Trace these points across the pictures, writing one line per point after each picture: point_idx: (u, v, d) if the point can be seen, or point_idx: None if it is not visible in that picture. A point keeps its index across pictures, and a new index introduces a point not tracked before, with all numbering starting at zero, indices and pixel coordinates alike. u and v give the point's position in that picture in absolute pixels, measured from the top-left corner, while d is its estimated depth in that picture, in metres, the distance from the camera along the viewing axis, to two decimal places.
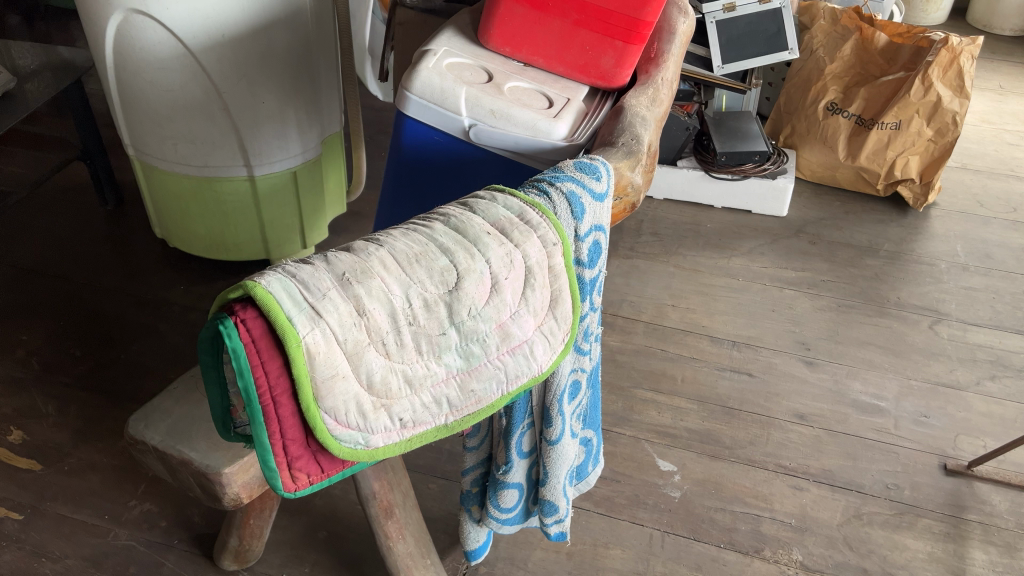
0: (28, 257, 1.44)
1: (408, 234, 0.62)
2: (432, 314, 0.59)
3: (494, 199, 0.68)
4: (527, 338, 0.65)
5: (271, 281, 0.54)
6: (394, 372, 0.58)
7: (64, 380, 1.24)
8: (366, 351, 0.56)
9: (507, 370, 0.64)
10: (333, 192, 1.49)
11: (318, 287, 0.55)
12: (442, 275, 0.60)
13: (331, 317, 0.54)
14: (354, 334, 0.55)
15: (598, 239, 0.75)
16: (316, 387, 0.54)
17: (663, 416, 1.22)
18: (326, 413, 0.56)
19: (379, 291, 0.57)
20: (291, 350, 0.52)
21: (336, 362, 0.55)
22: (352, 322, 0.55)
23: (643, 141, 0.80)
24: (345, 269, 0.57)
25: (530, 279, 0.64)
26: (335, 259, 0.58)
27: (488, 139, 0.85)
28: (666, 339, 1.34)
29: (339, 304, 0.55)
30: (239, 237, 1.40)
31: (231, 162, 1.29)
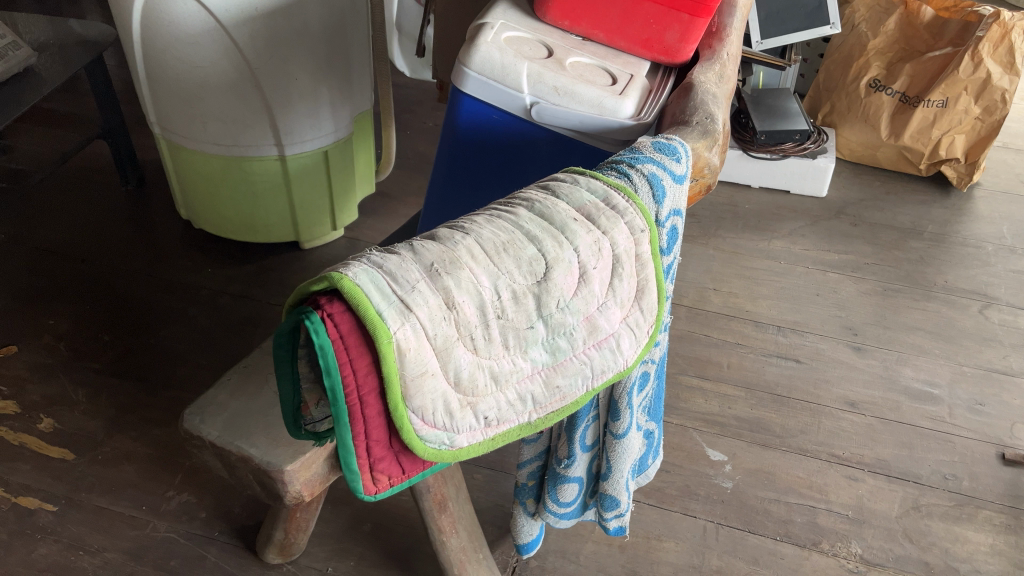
0: (51, 239, 1.40)
1: (493, 221, 0.58)
2: (521, 307, 0.55)
3: (577, 181, 0.63)
4: (613, 334, 0.61)
5: (358, 274, 0.50)
6: (481, 369, 0.55)
7: (94, 367, 1.21)
8: (454, 348, 0.53)
9: (595, 366, 0.60)
10: (363, 172, 1.44)
11: (407, 279, 0.51)
12: (531, 265, 0.56)
13: (420, 313, 0.51)
14: (442, 330, 0.52)
15: (674, 224, 0.72)
16: (406, 386, 0.51)
17: (711, 403, 1.18)
18: (414, 412, 0.53)
19: (469, 283, 0.53)
20: (381, 349, 0.49)
21: (425, 359, 0.51)
22: (441, 317, 0.52)
23: (717, 119, 0.76)
24: (433, 259, 0.53)
25: (617, 270, 0.60)
26: (421, 248, 0.53)
27: (552, 118, 0.81)
28: (709, 325, 1.30)
29: (428, 296, 0.51)
30: (268, 219, 1.35)
31: (261, 142, 1.25)
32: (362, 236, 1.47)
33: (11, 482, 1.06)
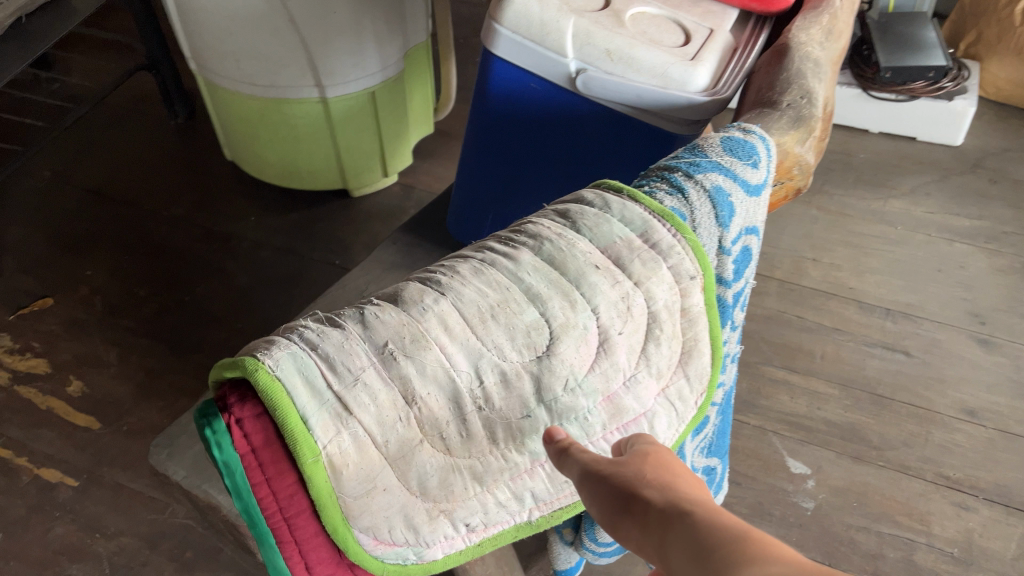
0: (95, 178, 1.33)
1: (482, 272, 0.43)
2: (512, 393, 0.41)
3: (608, 206, 0.48)
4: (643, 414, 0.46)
5: (282, 363, 0.37)
6: (457, 471, 0.42)
7: (127, 324, 1.14)
8: (417, 453, 0.40)
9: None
10: (418, 111, 1.30)
11: (349, 367, 0.38)
12: (529, 335, 0.42)
13: (363, 417, 0.38)
14: (397, 433, 0.39)
15: (748, 244, 0.55)
16: (347, 503, 0.39)
17: (798, 403, 1.02)
18: (364, 531, 0.40)
19: (436, 367, 0.39)
20: (306, 468, 0.36)
21: (374, 471, 0.39)
22: (395, 417, 0.39)
23: (818, 100, 0.58)
24: (388, 338, 0.39)
25: (651, 331, 0.45)
26: (375, 317, 0.40)
27: (601, 90, 0.64)
28: (803, 304, 1.12)
29: (377, 391, 0.38)
30: (313, 164, 1.24)
31: (300, 83, 1.10)
32: (418, 182, 1.35)
33: (35, 451, 1.01)
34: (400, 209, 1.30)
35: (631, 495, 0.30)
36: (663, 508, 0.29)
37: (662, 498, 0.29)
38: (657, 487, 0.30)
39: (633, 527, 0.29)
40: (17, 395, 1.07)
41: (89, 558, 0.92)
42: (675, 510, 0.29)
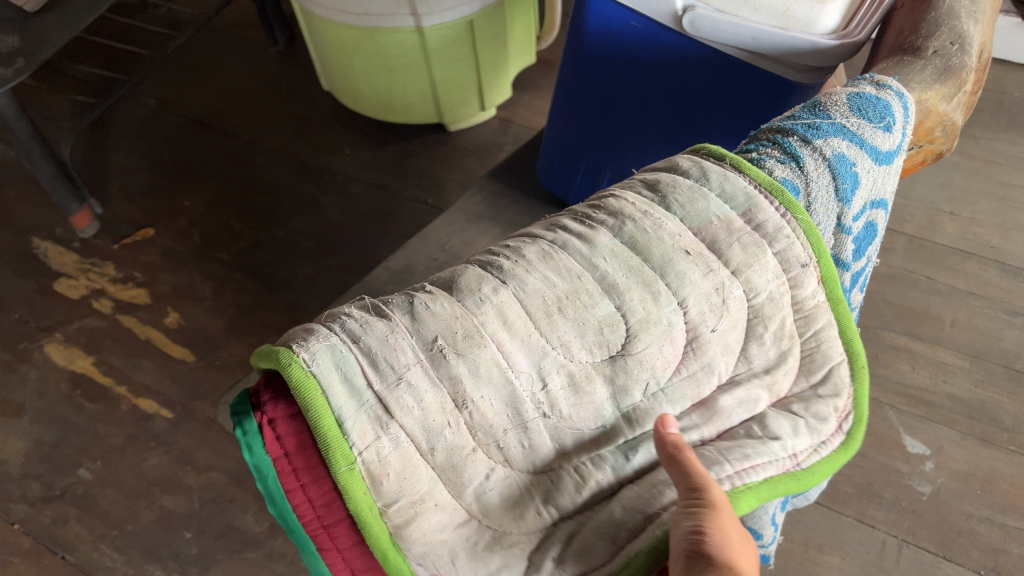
0: (197, 107, 1.33)
1: (550, 259, 0.39)
2: (583, 400, 0.37)
3: (706, 178, 0.43)
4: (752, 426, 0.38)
5: (318, 357, 0.33)
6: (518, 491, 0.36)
7: (222, 258, 1.15)
8: (474, 463, 0.35)
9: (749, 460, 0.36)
10: (519, 40, 1.22)
11: (393, 365, 0.34)
12: (602, 333, 0.37)
13: (410, 418, 0.34)
14: (447, 440, 0.34)
15: (873, 220, 0.48)
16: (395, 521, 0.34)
17: (921, 374, 0.92)
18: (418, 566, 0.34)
19: (491, 366, 0.35)
20: (340, 472, 0.32)
21: (421, 483, 0.34)
22: (445, 420, 0.34)
23: (972, 46, 0.49)
24: (437, 334, 0.35)
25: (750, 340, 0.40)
26: (427, 306, 0.36)
27: (710, 33, 0.56)
28: (934, 263, 1.01)
29: (423, 393, 0.34)
30: (408, 98, 1.19)
31: (395, 11, 1.03)
32: (516, 116, 1.28)
33: (134, 380, 1.04)
34: (497, 145, 1.25)
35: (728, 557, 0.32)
36: None
37: None
38: None
39: None
40: (119, 324, 1.10)
41: (180, 490, 0.95)
42: None
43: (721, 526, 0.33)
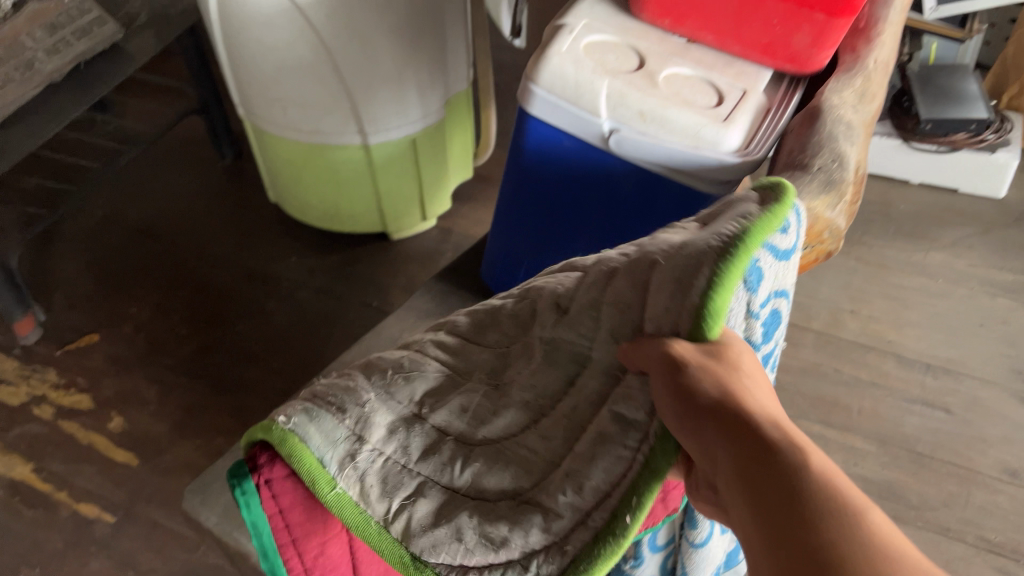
0: (145, 217, 1.37)
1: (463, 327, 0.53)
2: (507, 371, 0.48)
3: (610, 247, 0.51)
4: (656, 266, 0.40)
5: (293, 415, 0.45)
6: (487, 455, 0.44)
7: (167, 363, 1.17)
8: (438, 451, 0.45)
9: (688, 284, 0.38)
10: (458, 157, 1.32)
11: (358, 404, 0.46)
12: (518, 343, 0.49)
13: (377, 434, 0.46)
14: (406, 441, 0.46)
15: (777, 307, 0.56)
16: (391, 516, 0.44)
17: (834, 458, 1.00)
18: (427, 551, 0.43)
19: (425, 384, 0.49)
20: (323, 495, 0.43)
21: (404, 484, 0.44)
22: (400, 426, 0.46)
23: (849, 164, 0.59)
24: (386, 381, 0.48)
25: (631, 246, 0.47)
26: (364, 372, 0.50)
27: (633, 150, 0.65)
28: (841, 357, 1.11)
29: (384, 417, 0.46)
30: (353, 209, 1.26)
31: (343, 129, 1.12)
32: (455, 226, 1.36)
33: (76, 485, 1.04)
34: (437, 253, 1.32)
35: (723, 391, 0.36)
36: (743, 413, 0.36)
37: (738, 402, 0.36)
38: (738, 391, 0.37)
39: (710, 421, 0.36)
40: (60, 429, 1.10)
41: None
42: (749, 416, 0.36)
43: (707, 366, 0.37)
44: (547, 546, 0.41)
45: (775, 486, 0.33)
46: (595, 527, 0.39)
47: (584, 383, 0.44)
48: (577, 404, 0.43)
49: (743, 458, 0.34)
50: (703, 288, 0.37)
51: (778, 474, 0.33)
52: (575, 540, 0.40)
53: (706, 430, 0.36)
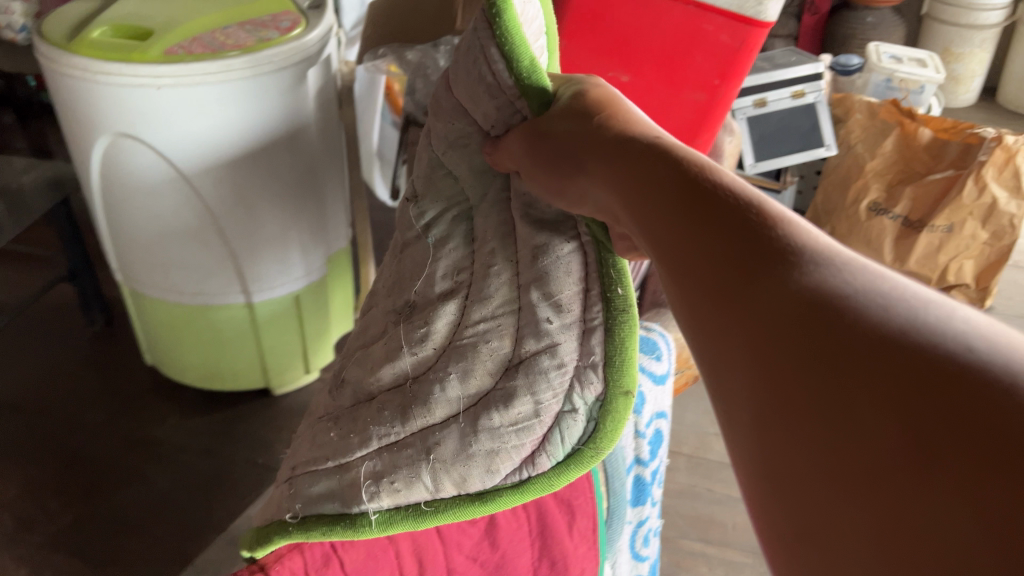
0: (9, 388, 1.32)
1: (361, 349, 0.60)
2: (423, 296, 0.56)
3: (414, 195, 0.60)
4: (454, 86, 0.56)
5: (296, 504, 0.52)
6: (461, 369, 0.50)
7: (38, 539, 1.11)
8: (421, 392, 0.51)
9: (490, 74, 0.52)
10: (339, 311, 1.36)
11: (339, 467, 0.52)
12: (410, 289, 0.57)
13: (360, 438, 0.52)
14: (393, 432, 0.51)
15: (659, 426, 0.66)
16: (431, 486, 0.49)
17: (717, 573, 1.07)
18: (496, 477, 0.49)
19: (369, 365, 0.56)
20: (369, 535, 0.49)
21: (416, 440, 0.50)
22: (380, 406, 0.53)
23: None
24: (332, 443, 0.54)
25: (427, 123, 0.60)
26: (312, 436, 0.57)
27: None
28: (711, 477, 1.20)
29: (358, 450, 0.52)
30: (235, 367, 1.26)
31: (227, 290, 1.15)
32: None
33: None
34: None
35: (569, 138, 0.48)
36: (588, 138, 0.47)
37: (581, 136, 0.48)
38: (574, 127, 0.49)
39: (576, 160, 0.47)
40: None
41: None
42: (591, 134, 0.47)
43: (549, 130, 0.49)
44: (581, 373, 0.48)
45: (637, 152, 0.44)
46: (597, 320, 0.48)
47: (490, 248, 0.53)
48: (503, 271, 0.52)
49: (616, 169, 0.44)
50: (506, 69, 0.51)
51: (675, 182, 0.40)
52: (594, 345, 0.48)
53: (579, 166, 0.47)
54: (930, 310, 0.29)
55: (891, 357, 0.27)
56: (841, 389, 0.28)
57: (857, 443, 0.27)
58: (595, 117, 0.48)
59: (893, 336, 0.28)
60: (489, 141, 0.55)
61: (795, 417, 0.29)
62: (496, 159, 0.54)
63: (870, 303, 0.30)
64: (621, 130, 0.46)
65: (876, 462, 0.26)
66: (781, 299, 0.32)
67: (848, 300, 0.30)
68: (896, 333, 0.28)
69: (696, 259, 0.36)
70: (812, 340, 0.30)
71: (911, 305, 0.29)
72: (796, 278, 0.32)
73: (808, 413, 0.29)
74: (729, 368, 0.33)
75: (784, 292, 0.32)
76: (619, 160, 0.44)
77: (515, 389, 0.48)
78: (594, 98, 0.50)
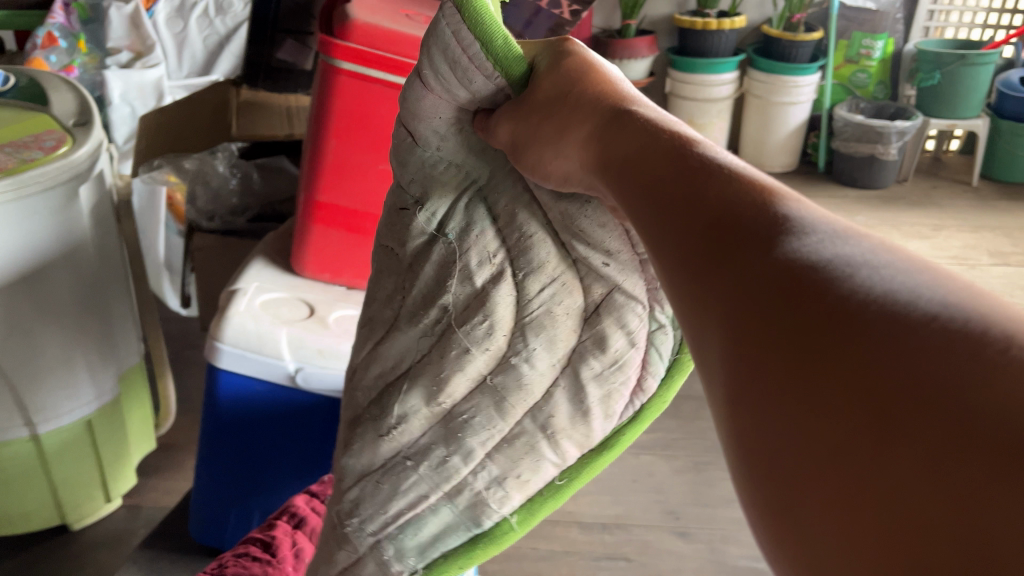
0: None
1: (387, 365, 0.55)
2: (460, 297, 0.52)
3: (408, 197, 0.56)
4: (428, 81, 0.51)
5: (409, 558, 0.52)
6: (544, 338, 0.48)
7: None
8: (508, 380, 0.49)
9: (464, 59, 0.49)
10: (139, 430, 1.30)
11: (444, 480, 0.50)
12: (439, 287, 0.53)
13: (460, 453, 0.50)
14: (496, 430, 0.49)
15: None
16: (558, 459, 0.49)
17: None
18: (613, 420, 0.49)
19: (418, 388, 0.52)
20: (516, 533, 0.50)
21: (518, 440, 0.49)
22: (463, 417, 0.50)
23: None
24: (422, 473, 0.51)
25: (406, 128, 0.55)
26: (377, 488, 0.53)
27: (318, 381, 0.85)
28: (534, 535, 1.25)
29: (460, 468, 0.50)
30: (25, 509, 1.16)
31: (8, 424, 1.06)
32: (145, 500, 1.32)
33: None
34: (129, 532, 1.26)
35: (553, 118, 0.46)
36: (575, 112, 0.46)
37: (565, 112, 0.46)
38: (559, 104, 0.47)
39: (568, 140, 0.45)
40: None
41: None
42: (577, 110, 0.46)
43: (533, 114, 0.48)
44: (656, 294, 0.47)
45: (630, 126, 0.42)
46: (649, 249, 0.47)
47: (518, 220, 0.51)
48: (545, 238, 0.50)
49: (609, 142, 0.42)
50: (484, 54, 0.49)
51: (652, 148, 0.39)
52: None
53: (570, 146, 0.45)
54: (926, 280, 0.27)
55: (925, 345, 0.24)
56: (818, 363, 0.26)
57: (836, 424, 0.25)
58: (571, 89, 0.47)
59: (891, 313, 0.26)
60: (478, 118, 0.53)
61: (769, 393, 0.27)
62: (489, 140, 0.51)
63: (864, 268, 0.28)
64: (598, 101, 0.45)
65: (857, 443, 0.24)
66: (757, 271, 0.30)
67: (843, 269, 0.28)
68: (896, 301, 0.26)
69: (692, 220, 0.34)
70: (843, 292, 0.27)
71: (900, 277, 0.27)
72: (782, 243, 0.30)
73: (789, 394, 0.27)
74: (704, 339, 0.31)
75: (764, 262, 0.30)
76: (595, 132, 0.43)
77: (607, 333, 0.48)
78: (572, 63, 0.49)
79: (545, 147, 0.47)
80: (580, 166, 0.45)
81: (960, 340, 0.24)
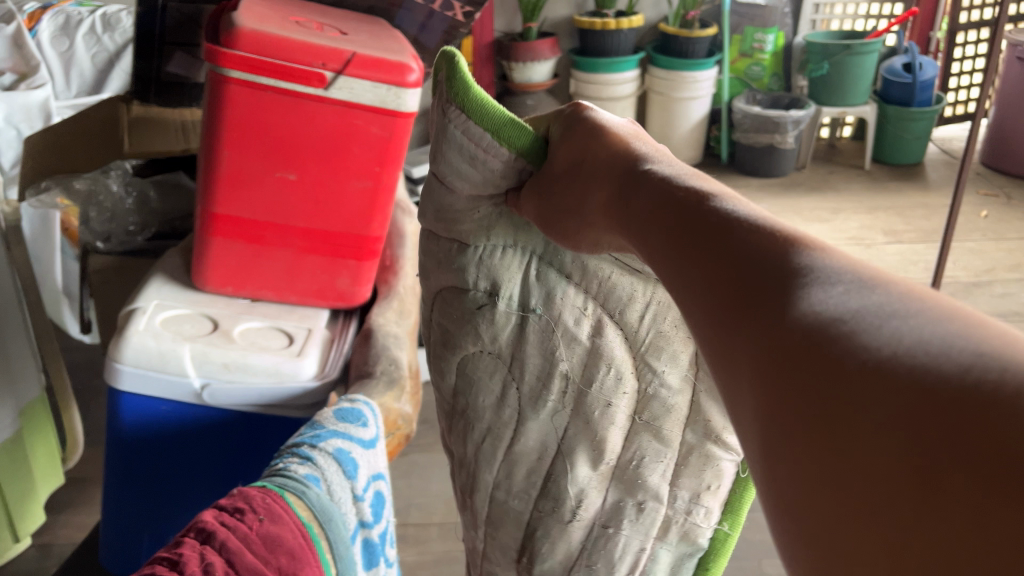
0: None
1: (524, 452, 0.58)
2: (576, 361, 0.55)
3: (475, 301, 0.57)
4: (453, 183, 0.56)
5: None
6: (667, 358, 0.54)
7: None
8: (654, 408, 0.54)
9: (472, 145, 0.53)
10: (46, 466, 1.25)
11: (648, 517, 0.56)
12: (551, 368, 0.56)
13: (651, 494, 0.56)
14: (663, 460, 0.55)
15: (378, 487, 0.71)
16: (729, 455, 0.55)
17: None
18: None
19: (580, 457, 0.56)
20: (733, 535, 0.57)
21: (685, 460, 0.55)
22: (633, 463, 0.55)
23: (400, 363, 0.84)
24: (625, 520, 0.56)
25: (451, 242, 0.58)
26: (592, 561, 0.57)
27: (225, 397, 0.83)
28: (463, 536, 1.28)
29: (657, 503, 0.56)
30: None
31: None
32: (57, 537, 1.27)
33: None
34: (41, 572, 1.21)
35: (580, 192, 0.49)
36: (600, 181, 0.48)
37: (589, 182, 0.49)
38: (584, 174, 0.49)
39: (596, 212, 0.48)
40: None
41: None
42: (599, 181, 0.48)
43: (563, 188, 0.50)
44: None
45: (646, 192, 0.43)
46: None
47: (595, 267, 0.54)
48: (627, 279, 0.54)
49: (634, 212, 0.44)
50: (486, 133, 0.53)
51: (675, 218, 0.40)
52: None
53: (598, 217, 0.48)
54: (957, 326, 0.27)
55: (943, 395, 0.25)
56: (858, 441, 0.27)
57: (880, 506, 0.26)
58: (586, 162, 0.50)
59: (915, 367, 0.26)
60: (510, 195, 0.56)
61: (800, 477, 0.28)
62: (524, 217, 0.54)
63: (892, 319, 0.28)
64: (614, 167, 0.48)
65: (921, 518, 0.25)
66: (781, 334, 0.31)
67: (859, 322, 0.29)
68: (928, 360, 0.26)
69: (718, 291, 0.35)
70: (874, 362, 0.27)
71: (909, 321, 0.28)
72: (799, 304, 0.31)
73: (820, 462, 0.28)
74: (736, 398, 0.33)
75: (783, 325, 0.31)
76: (619, 206, 0.46)
77: None
78: (583, 133, 0.51)
79: (574, 219, 0.49)
80: (608, 232, 0.47)
81: (990, 398, 0.24)
